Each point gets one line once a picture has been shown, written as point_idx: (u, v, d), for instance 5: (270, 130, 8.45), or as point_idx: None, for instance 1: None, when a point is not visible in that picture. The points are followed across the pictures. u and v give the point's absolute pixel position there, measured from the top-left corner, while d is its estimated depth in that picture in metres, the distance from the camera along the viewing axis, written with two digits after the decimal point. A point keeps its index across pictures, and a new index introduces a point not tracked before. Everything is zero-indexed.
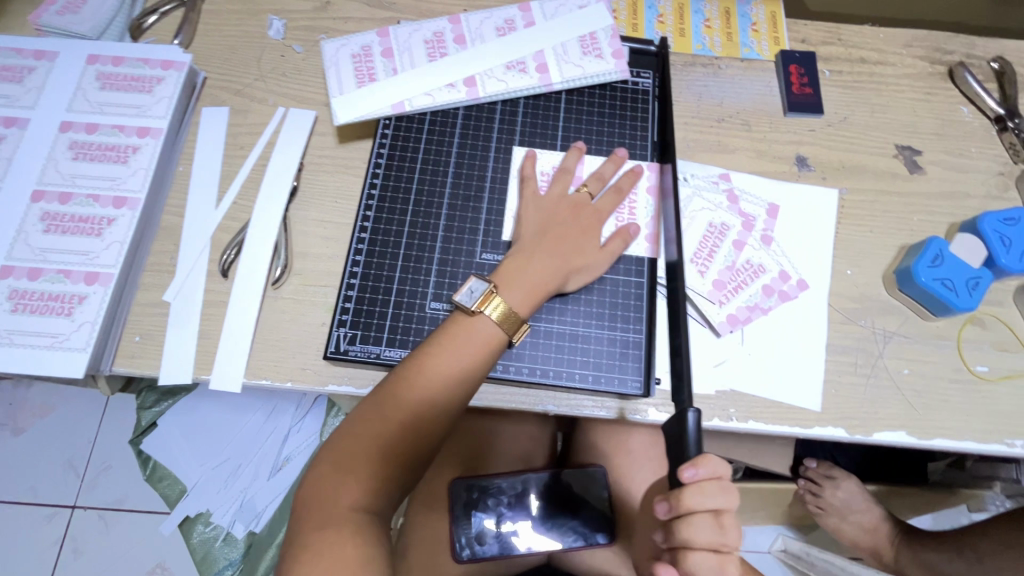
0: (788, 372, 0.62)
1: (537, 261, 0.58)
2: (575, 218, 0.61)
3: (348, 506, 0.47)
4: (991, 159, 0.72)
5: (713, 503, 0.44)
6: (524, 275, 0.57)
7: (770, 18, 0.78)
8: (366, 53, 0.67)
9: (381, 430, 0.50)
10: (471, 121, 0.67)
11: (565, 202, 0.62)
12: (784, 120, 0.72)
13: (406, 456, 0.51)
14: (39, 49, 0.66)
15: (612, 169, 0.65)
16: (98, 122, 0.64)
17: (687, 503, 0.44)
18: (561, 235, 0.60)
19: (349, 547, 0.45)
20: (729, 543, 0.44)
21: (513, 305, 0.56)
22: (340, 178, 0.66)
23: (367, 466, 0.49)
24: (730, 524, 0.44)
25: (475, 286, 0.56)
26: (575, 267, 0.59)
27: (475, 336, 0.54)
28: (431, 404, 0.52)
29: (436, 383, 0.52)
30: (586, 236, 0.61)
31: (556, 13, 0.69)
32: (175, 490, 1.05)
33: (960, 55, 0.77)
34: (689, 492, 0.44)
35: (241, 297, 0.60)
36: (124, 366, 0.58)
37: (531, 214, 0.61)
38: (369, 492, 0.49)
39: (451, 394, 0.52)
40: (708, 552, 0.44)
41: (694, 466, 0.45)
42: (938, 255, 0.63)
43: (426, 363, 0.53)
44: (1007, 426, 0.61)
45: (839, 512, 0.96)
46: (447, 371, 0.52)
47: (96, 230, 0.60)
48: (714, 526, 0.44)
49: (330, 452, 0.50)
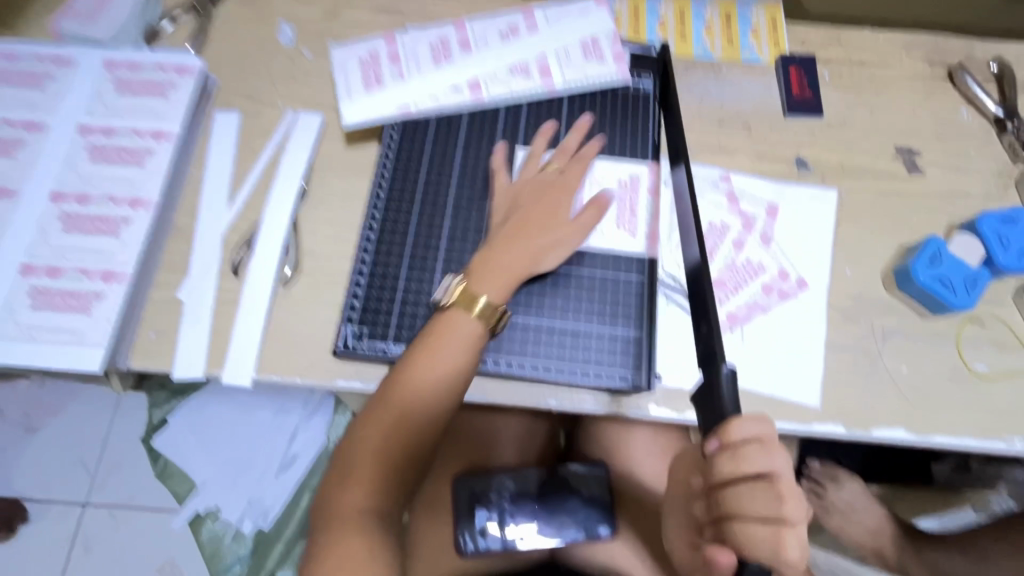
0: (789, 370, 0.63)
1: (504, 247, 0.60)
2: (538, 198, 0.64)
3: (353, 511, 0.52)
4: (990, 159, 0.73)
5: (756, 467, 0.40)
6: (490, 262, 0.59)
7: (770, 22, 0.79)
8: (373, 59, 0.69)
9: (375, 436, 0.54)
10: (476, 123, 0.69)
11: (530, 183, 0.65)
12: (785, 122, 0.73)
13: (401, 456, 0.54)
14: (58, 56, 0.68)
15: (576, 138, 0.67)
16: (115, 126, 0.66)
17: (721, 473, 0.41)
18: (527, 217, 0.62)
19: (355, 547, 0.50)
20: (785, 510, 0.39)
21: (490, 298, 0.58)
22: (348, 180, 0.68)
23: (366, 473, 0.53)
24: (786, 489, 0.40)
25: (447, 282, 0.59)
26: (544, 248, 0.61)
27: (453, 337, 0.56)
28: (417, 404, 0.55)
29: (420, 385, 0.55)
30: (553, 215, 0.63)
31: (559, 18, 0.71)
32: (185, 487, 1.08)
33: (959, 57, 0.78)
34: (723, 460, 0.41)
35: (252, 295, 0.62)
36: (139, 362, 0.60)
37: (501, 205, 0.64)
38: (371, 495, 0.53)
39: (435, 394, 0.55)
40: (762, 523, 0.39)
41: (717, 436, 0.42)
42: (936, 255, 0.64)
43: (408, 367, 0.55)
44: (1006, 424, 0.62)
45: (842, 512, 0.97)
46: (428, 373, 0.55)
47: (113, 230, 0.62)
48: (764, 493, 0.40)
49: (336, 462, 0.55)
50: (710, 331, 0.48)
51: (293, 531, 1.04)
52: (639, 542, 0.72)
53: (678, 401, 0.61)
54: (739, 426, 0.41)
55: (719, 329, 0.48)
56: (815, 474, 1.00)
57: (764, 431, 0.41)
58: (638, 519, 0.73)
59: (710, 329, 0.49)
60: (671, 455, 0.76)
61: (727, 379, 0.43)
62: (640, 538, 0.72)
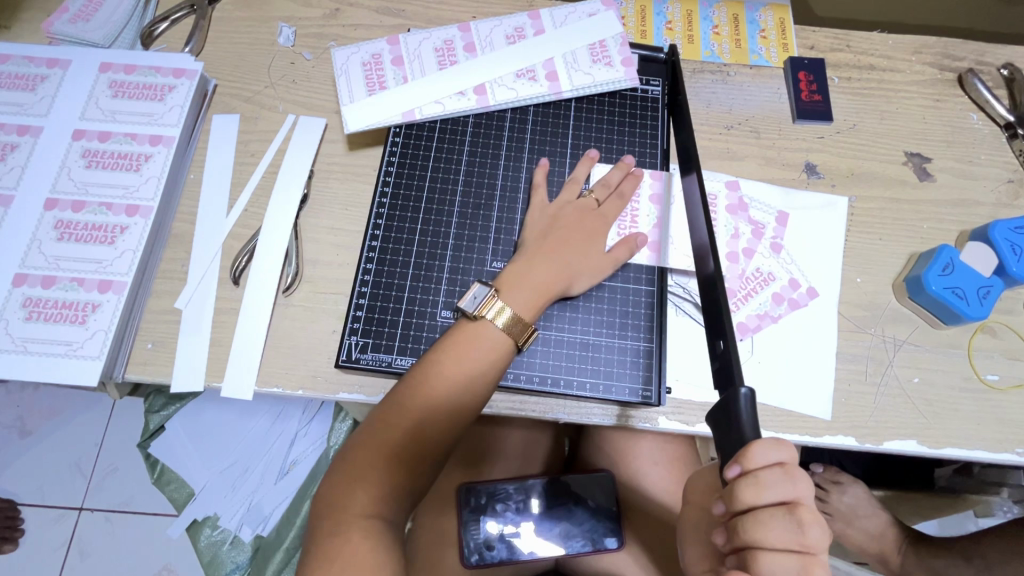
0: (798, 380, 0.62)
1: (537, 264, 0.58)
2: (580, 224, 0.61)
3: (359, 513, 0.48)
4: (1000, 166, 0.72)
5: (777, 494, 0.39)
6: (526, 280, 0.57)
7: (779, 25, 0.78)
8: (376, 61, 0.67)
9: (387, 437, 0.50)
10: (481, 129, 0.67)
11: (569, 207, 0.62)
12: (793, 127, 0.72)
13: (413, 462, 0.51)
14: (51, 58, 0.67)
15: (619, 175, 0.65)
16: (110, 130, 0.64)
17: (743, 499, 0.40)
18: (563, 240, 0.60)
19: (356, 554, 0.45)
20: (808, 540, 0.39)
21: (517, 310, 0.56)
22: (350, 186, 0.66)
23: (375, 472, 0.49)
24: (809, 519, 0.39)
25: (478, 292, 0.57)
26: (577, 271, 0.59)
27: (480, 341, 0.54)
28: (435, 409, 0.52)
29: (441, 388, 0.52)
30: (590, 243, 0.61)
31: (566, 21, 0.70)
32: (181, 493, 1.04)
33: (969, 62, 0.77)
34: (744, 486, 0.40)
35: (252, 304, 0.61)
36: (136, 373, 0.58)
37: (541, 222, 0.62)
38: (377, 499, 0.49)
39: (453, 401, 0.52)
40: (786, 552, 0.39)
41: (737, 462, 0.41)
42: (949, 264, 0.62)
43: (431, 371, 0.53)
44: (1017, 435, 0.61)
45: (844, 517, 0.96)
46: (451, 377, 0.52)
47: (109, 238, 0.60)
48: (787, 521, 0.39)
49: (343, 460, 0.51)
50: (727, 348, 0.47)
51: (293, 540, 0.99)
52: (645, 552, 0.71)
53: (688, 413, 0.59)
54: (757, 451, 0.40)
55: (736, 347, 0.47)
56: (817, 478, 1.00)
57: (786, 457, 0.41)
58: (644, 530, 0.72)
59: (727, 347, 0.47)
60: (677, 464, 0.75)
61: (747, 399, 0.42)
62: (645, 549, 0.71)
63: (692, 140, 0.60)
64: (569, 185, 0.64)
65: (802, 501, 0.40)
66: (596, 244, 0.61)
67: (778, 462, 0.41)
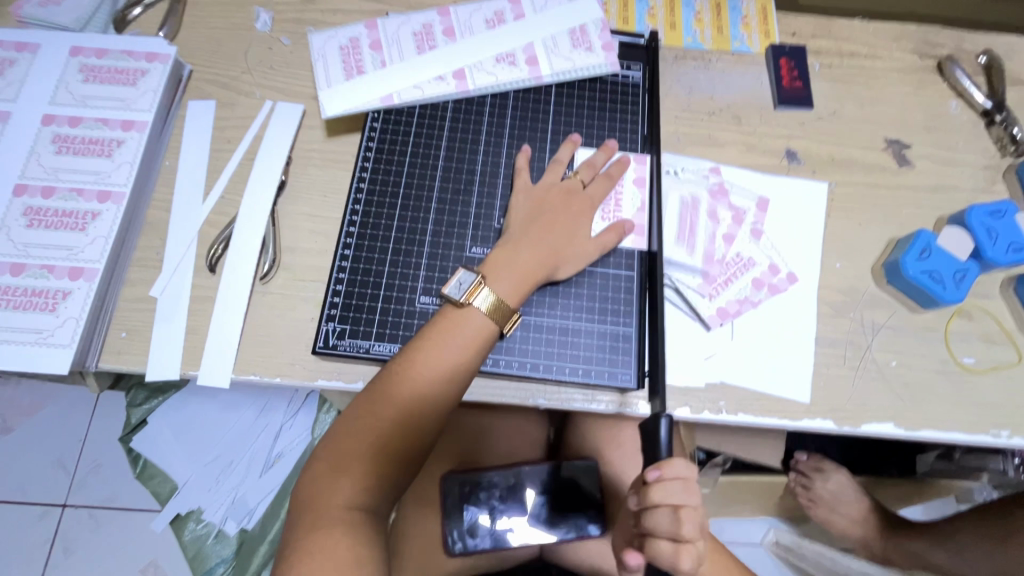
0: (779, 366, 0.62)
1: (522, 247, 0.58)
2: (565, 207, 0.61)
3: (344, 505, 0.48)
4: (979, 152, 0.72)
5: (675, 500, 0.46)
6: (510, 262, 0.57)
7: (761, 12, 0.78)
8: (353, 46, 0.67)
9: (375, 427, 0.50)
10: (461, 114, 0.67)
11: (554, 189, 0.62)
12: (775, 113, 0.72)
13: (398, 451, 0.50)
14: (20, 41, 0.65)
15: (604, 158, 0.65)
16: (81, 115, 0.63)
17: (647, 499, 0.47)
18: (550, 223, 0.60)
19: (343, 547, 0.45)
20: (687, 537, 0.46)
21: (502, 295, 0.55)
22: (329, 172, 0.66)
23: (359, 464, 0.49)
24: (694, 522, 0.46)
25: (463, 278, 0.56)
26: (563, 254, 0.59)
27: (466, 329, 0.54)
28: (421, 398, 0.51)
29: (428, 376, 0.52)
30: (575, 227, 0.60)
31: (546, 5, 0.69)
32: (166, 487, 1.04)
33: (948, 49, 0.78)
34: (651, 489, 0.47)
35: (229, 292, 0.60)
36: (110, 363, 0.57)
37: (526, 207, 0.61)
38: (362, 491, 0.49)
39: (439, 390, 0.52)
40: (668, 545, 0.46)
41: (653, 468, 0.47)
42: (926, 249, 0.63)
43: (418, 359, 0.52)
44: (993, 417, 0.62)
45: (828, 504, 0.97)
46: (438, 365, 0.52)
47: (80, 225, 0.59)
48: (678, 522, 0.46)
49: (327, 451, 0.50)
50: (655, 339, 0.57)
51: (277, 532, 0.99)
52: None
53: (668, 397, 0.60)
54: (670, 465, 0.47)
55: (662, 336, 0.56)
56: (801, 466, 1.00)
57: (688, 472, 0.47)
58: None
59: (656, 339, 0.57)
60: None
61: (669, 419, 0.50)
62: None
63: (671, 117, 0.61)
64: (552, 168, 0.64)
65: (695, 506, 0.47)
66: (580, 226, 0.61)
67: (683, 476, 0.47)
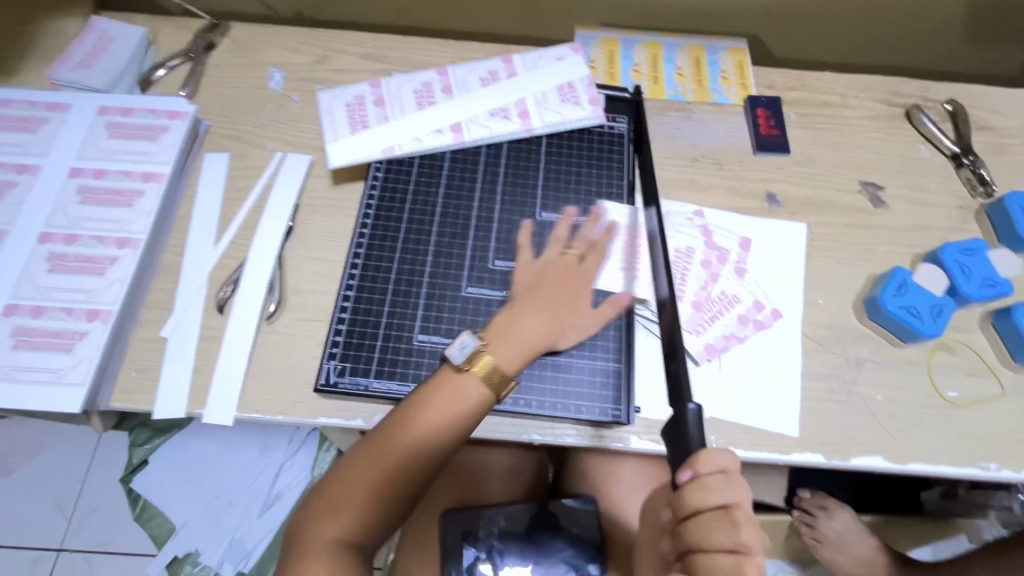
0: (767, 402, 0.64)
1: (525, 318, 0.60)
2: (566, 279, 0.63)
3: (336, 545, 0.51)
4: (950, 193, 0.76)
5: (721, 498, 0.41)
6: (513, 333, 0.59)
7: (737, 66, 0.84)
8: (359, 102, 0.72)
9: (373, 474, 0.53)
10: (458, 163, 0.72)
11: (557, 261, 0.64)
12: (754, 159, 0.77)
13: (390, 496, 0.53)
14: (53, 102, 0.71)
15: (595, 224, 0.67)
16: (106, 168, 0.67)
17: (689, 504, 0.41)
18: (550, 297, 0.62)
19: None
20: (747, 543, 0.40)
21: (501, 363, 0.57)
22: (334, 218, 0.70)
23: (352, 507, 0.52)
24: (745, 520, 0.41)
25: (466, 342, 0.57)
26: (564, 328, 0.62)
27: (464, 389, 0.56)
28: (414, 450, 0.54)
29: (422, 430, 0.54)
30: (575, 299, 0.63)
31: (536, 64, 0.75)
32: (164, 529, 1.04)
33: (915, 98, 0.83)
34: (691, 490, 0.41)
35: (235, 332, 0.63)
36: (119, 401, 0.60)
37: (531, 281, 0.63)
38: (353, 534, 0.52)
39: (437, 446, 0.54)
40: (725, 554, 0.40)
41: (689, 466, 0.42)
42: (903, 285, 0.67)
43: (420, 415, 0.55)
44: (982, 450, 0.63)
45: (834, 544, 0.96)
46: (440, 422, 0.55)
47: (99, 269, 0.62)
48: (726, 523, 0.40)
49: (325, 488, 0.54)
50: (677, 367, 0.50)
51: None
52: None
53: (659, 432, 0.61)
54: (706, 457, 0.42)
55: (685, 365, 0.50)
56: (804, 504, 0.99)
57: (729, 463, 0.42)
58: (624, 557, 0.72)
59: (677, 365, 0.50)
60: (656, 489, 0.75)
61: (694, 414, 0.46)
62: None
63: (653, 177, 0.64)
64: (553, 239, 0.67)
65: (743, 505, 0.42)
66: (578, 301, 0.63)
67: (723, 470, 0.42)
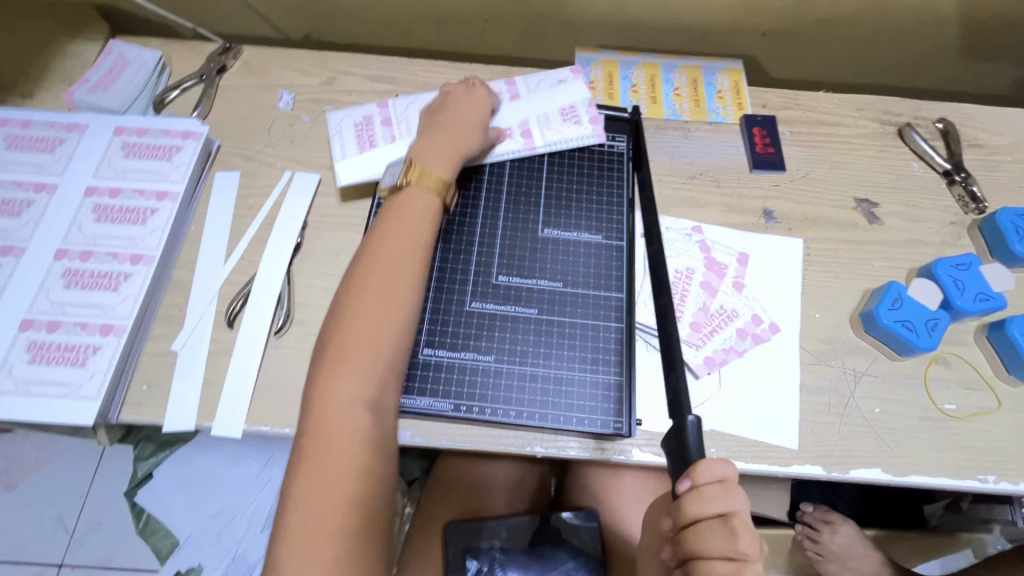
0: (766, 414, 0.65)
1: (439, 141, 0.67)
2: (465, 95, 0.72)
3: (353, 428, 0.52)
4: (944, 210, 0.78)
5: (719, 507, 0.42)
6: (430, 154, 0.66)
7: (734, 87, 0.86)
8: (366, 123, 0.75)
9: (367, 352, 0.55)
10: (462, 181, 0.73)
11: (465, 92, 0.72)
12: (751, 176, 0.79)
13: (392, 358, 0.56)
14: (71, 123, 0.73)
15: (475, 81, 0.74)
16: (121, 186, 0.70)
17: (687, 512, 0.42)
18: (453, 117, 0.69)
19: (351, 505, 0.50)
20: (744, 549, 0.41)
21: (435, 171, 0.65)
22: (341, 235, 0.71)
23: (356, 380, 0.54)
24: (742, 528, 0.41)
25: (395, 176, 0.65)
26: (473, 122, 0.70)
27: (415, 204, 0.63)
28: (387, 251, 0.60)
29: (386, 246, 0.60)
30: (474, 101, 0.71)
31: (538, 86, 0.77)
32: (167, 544, 1.06)
33: (908, 117, 0.85)
34: (690, 499, 0.42)
35: (245, 346, 0.64)
36: (130, 415, 0.61)
37: (473, 118, 0.70)
38: (357, 405, 0.53)
39: (399, 238, 0.61)
40: (724, 561, 0.40)
41: (688, 476, 0.43)
42: (897, 299, 0.68)
43: (357, 303, 0.57)
44: (980, 463, 0.63)
45: (838, 559, 0.96)
46: (399, 223, 0.62)
47: (112, 285, 0.64)
48: (724, 531, 0.41)
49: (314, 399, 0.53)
50: (677, 381, 0.50)
51: None
52: None
53: (661, 444, 0.62)
54: (703, 468, 0.43)
55: (684, 380, 0.51)
56: (808, 518, 1.00)
57: (727, 473, 0.43)
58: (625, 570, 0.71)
59: (677, 380, 0.51)
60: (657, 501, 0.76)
61: (693, 428, 0.47)
62: None
63: (656, 218, 0.63)
64: (427, 137, 0.68)
65: (739, 514, 0.43)
66: (431, 172, 0.64)
67: (721, 480, 0.43)
